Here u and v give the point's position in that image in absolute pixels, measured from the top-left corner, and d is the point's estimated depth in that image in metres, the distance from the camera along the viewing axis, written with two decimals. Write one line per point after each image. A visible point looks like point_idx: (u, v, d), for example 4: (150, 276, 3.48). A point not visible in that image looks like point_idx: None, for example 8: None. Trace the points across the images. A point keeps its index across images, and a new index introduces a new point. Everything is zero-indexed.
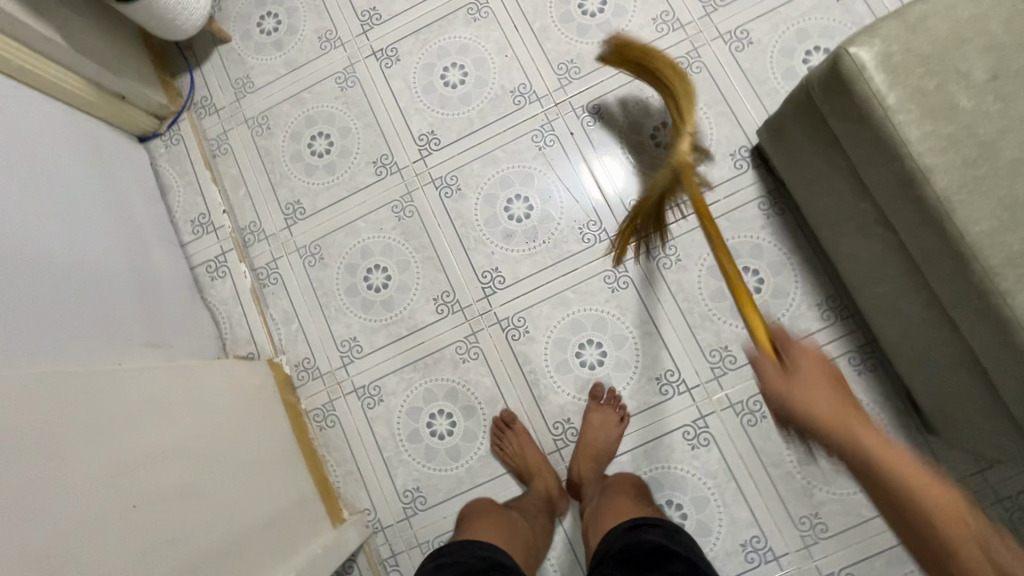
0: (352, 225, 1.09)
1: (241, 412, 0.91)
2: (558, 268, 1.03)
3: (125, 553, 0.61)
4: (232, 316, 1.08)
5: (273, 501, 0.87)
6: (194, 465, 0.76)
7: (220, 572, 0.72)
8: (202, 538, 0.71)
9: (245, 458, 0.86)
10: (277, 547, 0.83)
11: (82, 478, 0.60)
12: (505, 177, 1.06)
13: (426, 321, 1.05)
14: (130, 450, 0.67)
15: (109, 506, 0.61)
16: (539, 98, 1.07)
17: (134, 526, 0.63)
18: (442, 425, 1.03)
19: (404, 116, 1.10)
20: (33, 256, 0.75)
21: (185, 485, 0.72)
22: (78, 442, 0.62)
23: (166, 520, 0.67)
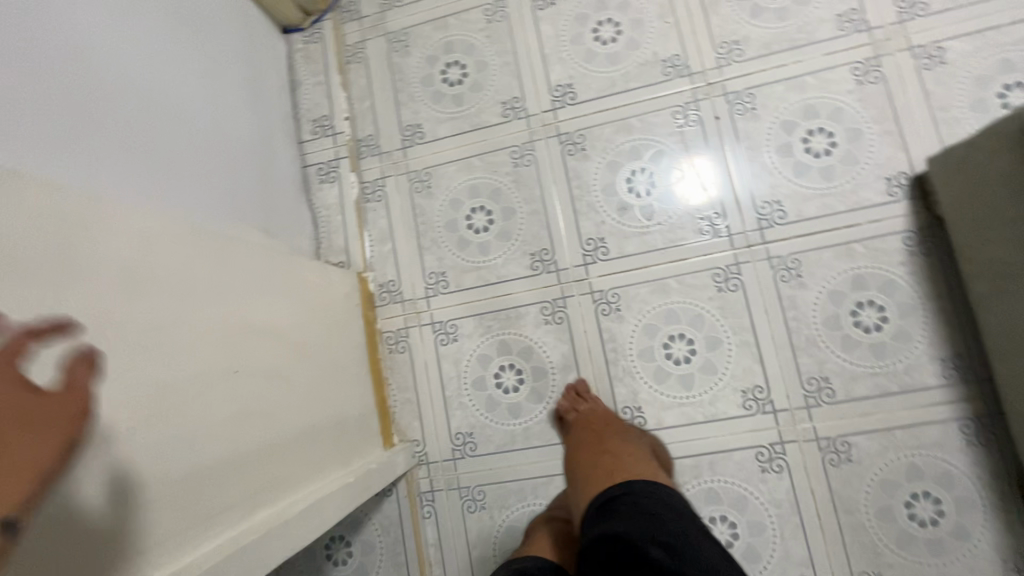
0: (467, 161, 1.07)
1: (330, 313, 0.92)
2: (667, 253, 0.98)
3: (223, 413, 0.63)
4: (332, 222, 1.09)
5: (342, 406, 0.89)
6: (287, 351, 0.77)
7: (294, 456, 0.74)
8: (283, 420, 0.74)
9: (326, 358, 0.88)
10: (338, 450, 0.85)
11: (200, 334, 0.62)
12: (635, 148, 1.01)
13: (518, 273, 1.03)
14: (240, 320, 0.69)
15: (217, 367, 0.63)
16: (691, 73, 1.01)
17: (233, 391, 0.65)
18: (509, 379, 1.01)
19: (545, 62, 1.06)
20: (180, 115, 0.77)
21: (277, 366, 0.74)
22: (202, 299, 0.64)
23: (259, 394, 0.70)
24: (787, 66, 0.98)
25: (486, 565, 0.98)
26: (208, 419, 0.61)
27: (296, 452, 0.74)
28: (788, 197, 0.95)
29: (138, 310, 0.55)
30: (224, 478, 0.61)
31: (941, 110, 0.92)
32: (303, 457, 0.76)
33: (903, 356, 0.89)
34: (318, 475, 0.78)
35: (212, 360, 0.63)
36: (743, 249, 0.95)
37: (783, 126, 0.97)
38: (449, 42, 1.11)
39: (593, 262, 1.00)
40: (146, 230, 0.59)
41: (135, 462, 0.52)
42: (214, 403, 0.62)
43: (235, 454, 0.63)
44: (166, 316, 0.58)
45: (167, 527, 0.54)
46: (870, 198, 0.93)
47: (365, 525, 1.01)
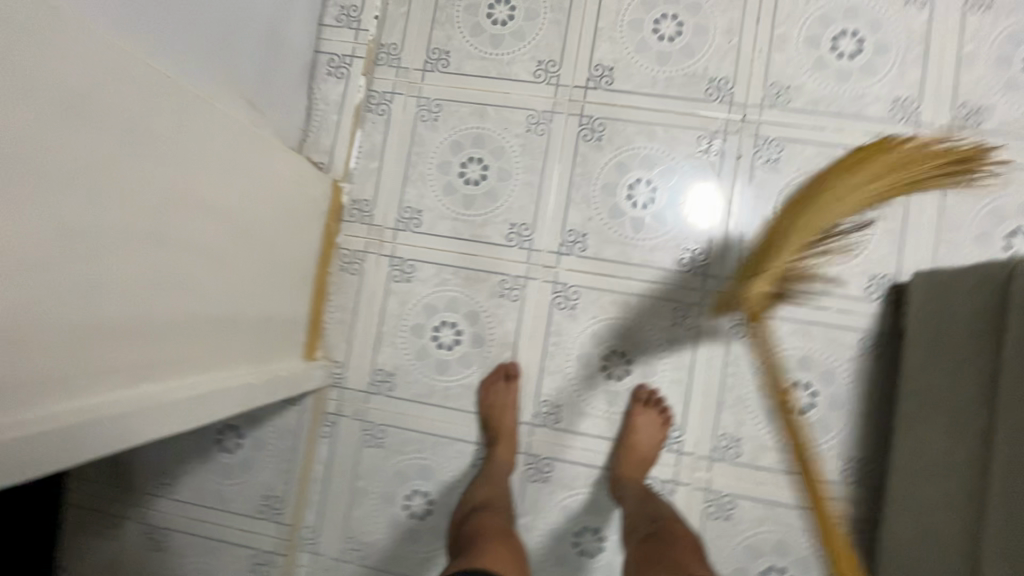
0: (482, 108, 1.02)
1: (289, 211, 0.88)
2: (640, 272, 0.97)
3: (137, 277, 0.60)
4: (325, 119, 1.03)
5: (270, 306, 0.87)
6: (229, 235, 0.74)
7: (200, 340, 0.71)
8: (201, 301, 0.71)
9: (268, 251, 0.84)
10: (252, 348, 0.83)
11: (137, 189, 0.58)
12: (648, 156, 0.98)
13: (491, 238, 1.00)
14: (188, 189, 0.65)
15: (144, 228, 0.59)
16: (732, 103, 0.97)
17: (154, 258, 0.62)
18: (446, 336, 1.00)
19: (595, 36, 1.00)
20: None
21: (212, 247, 0.71)
22: (151, 154, 0.59)
23: (182, 269, 0.66)
24: (826, 131, 0.95)
25: (365, 499, 1.00)
26: (110, 274, 0.56)
27: (199, 335, 0.71)
28: None
29: (68, 134, 0.50)
30: (109, 337, 0.58)
31: (949, 229, 0.91)
32: (206, 342, 0.72)
33: (814, 444, 0.91)
34: (215, 364, 0.75)
35: (136, 215, 0.58)
36: (711, 294, 0.95)
37: (797, 189, 0.94)
38: None
39: (567, 254, 0.98)
40: (115, 61, 0.53)
41: (14, 292, 0.47)
42: (123, 259, 0.58)
43: (129, 316, 0.60)
44: (101, 158, 0.53)
45: (28, 369, 0.50)
46: (847, 289, 0.92)
47: (262, 424, 1.01)
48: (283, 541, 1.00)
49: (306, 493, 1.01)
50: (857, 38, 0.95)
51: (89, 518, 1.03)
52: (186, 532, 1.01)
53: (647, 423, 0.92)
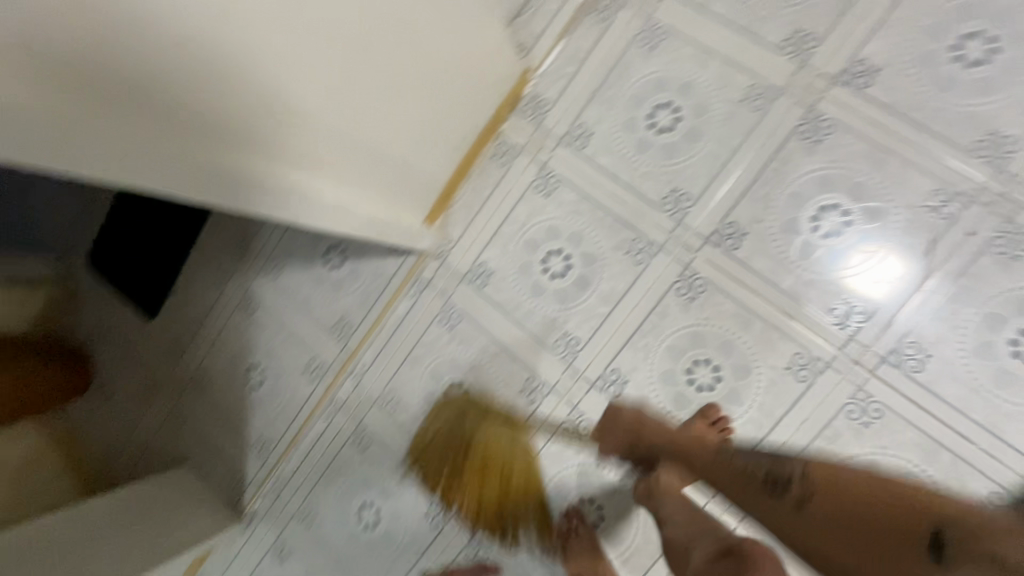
0: (707, 55, 0.91)
1: (472, 77, 0.87)
2: (780, 299, 0.86)
3: (317, 65, 0.62)
4: (546, 3, 0.98)
5: (416, 159, 0.88)
6: (407, 70, 0.74)
7: (346, 156, 0.74)
8: (361, 120, 0.73)
9: (435, 105, 0.84)
10: (384, 188, 0.86)
11: None
12: (861, 186, 0.84)
13: (646, 194, 0.94)
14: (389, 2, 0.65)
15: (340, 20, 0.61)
16: (1001, 168, 0.78)
17: (337, 55, 0.64)
18: (555, 265, 0.98)
19: (877, 26, 0.84)
20: None
21: (388, 72, 0.72)
22: None
23: (356, 79, 0.68)
24: None
25: (417, 366, 1.05)
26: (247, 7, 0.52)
27: (319, 125, 0.68)
28: (942, 360, 0.79)
29: None
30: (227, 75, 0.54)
31: None
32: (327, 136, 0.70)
33: None
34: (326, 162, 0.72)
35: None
36: (846, 359, 0.83)
37: (1022, 299, 0.77)
38: None
39: (714, 244, 0.89)
40: None
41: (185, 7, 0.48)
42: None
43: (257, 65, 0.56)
44: None
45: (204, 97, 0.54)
46: (1012, 434, 0.76)
47: (365, 258, 1.08)
48: (338, 362, 1.09)
49: (372, 335, 1.08)
50: None
51: (205, 263, 1.18)
52: (271, 313, 1.14)
53: (701, 443, 0.84)
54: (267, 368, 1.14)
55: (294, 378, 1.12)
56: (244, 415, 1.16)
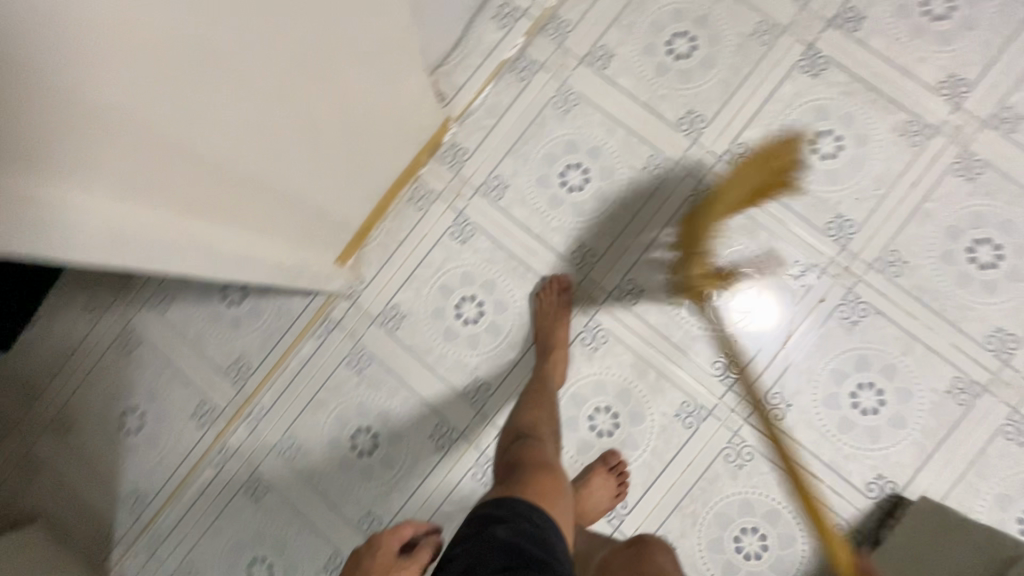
0: (613, 125, 1.00)
1: (393, 127, 0.87)
2: (671, 352, 0.95)
3: (243, 125, 0.59)
4: (468, 57, 1.02)
5: (331, 205, 0.86)
6: (333, 125, 0.73)
7: (260, 205, 0.71)
8: (280, 171, 0.70)
9: (357, 154, 0.83)
10: (297, 233, 0.83)
11: (287, 50, 0.57)
12: (738, 253, 0.95)
13: (556, 247, 0.99)
14: (325, 67, 0.64)
15: (273, 85, 0.58)
16: (845, 246, 0.93)
17: (265, 116, 0.61)
18: (468, 311, 1.00)
19: (753, 116, 0.97)
20: None
21: (314, 128, 0.70)
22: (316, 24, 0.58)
23: (281, 136, 0.66)
24: (916, 321, 0.91)
25: (322, 409, 1.02)
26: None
27: (223, 153, 0.59)
28: (799, 410, 0.92)
29: None
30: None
31: (981, 474, 0.87)
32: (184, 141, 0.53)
33: None
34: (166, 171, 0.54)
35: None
36: (725, 407, 0.93)
37: (858, 359, 0.91)
38: (705, 16, 0.99)
39: (616, 298, 0.96)
40: None
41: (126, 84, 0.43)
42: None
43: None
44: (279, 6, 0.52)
45: (124, 166, 0.49)
46: (850, 472, 0.90)
47: (268, 296, 1.03)
48: (233, 407, 1.02)
49: (274, 376, 1.02)
50: (998, 252, 0.90)
51: (77, 292, 1.05)
52: (156, 351, 1.04)
53: (600, 487, 0.88)
54: (147, 412, 1.03)
55: (179, 424, 1.03)
56: (115, 465, 1.04)
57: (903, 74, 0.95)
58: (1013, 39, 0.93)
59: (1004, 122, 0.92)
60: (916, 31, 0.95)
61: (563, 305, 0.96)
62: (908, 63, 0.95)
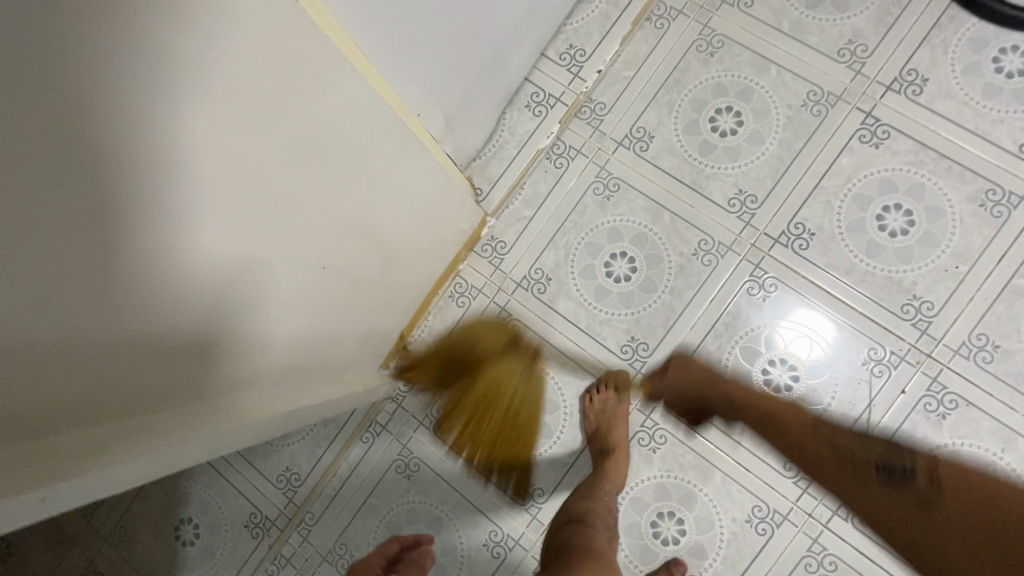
0: (659, 209, 0.95)
1: (434, 248, 0.87)
2: (736, 450, 0.89)
3: (283, 284, 0.61)
4: (503, 149, 0.99)
5: (374, 327, 0.87)
6: (374, 263, 0.74)
7: (307, 347, 0.73)
8: (324, 315, 0.72)
9: (399, 280, 0.84)
10: (342, 362, 0.84)
11: (321, 213, 0.59)
12: (803, 342, 0.89)
13: (605, 341, 0.95)
14: (361, 217, 0.66)
15: (310, 244, 0.61)
16: (925, 330, 0.86)
17: (305, 272, 0.63)
18: (517, 411, 0.97)
19: (810, 193, 0.91)
20: None
21: (355, 271, 0.71)
22: (349, 185, 0.60)
23: (322, 286, 0.67)
24: (1014, 412, 0.82)
25: (372, 517, 0.99)
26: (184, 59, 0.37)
27: (268, 311, 0.61)
28: (885, 514, 0.84)
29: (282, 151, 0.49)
30: (128, 133, 0.36)
31: None
32: (114, 291, 0.43)
33: None
34: (81, 334, 0.42)
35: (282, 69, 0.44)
36: (801, 512, 0.86)
37: (951, 457, 0.83)
38: (749, 88, 0.94)
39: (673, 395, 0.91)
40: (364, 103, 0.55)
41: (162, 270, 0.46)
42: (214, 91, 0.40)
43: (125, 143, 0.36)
44: (310, 180, 0.54)
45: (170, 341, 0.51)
46: None
47: None
48: (285, 516, 1.01)
49: (324, 483, 1.01)
50: None
51: None
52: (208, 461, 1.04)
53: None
54: (201, 524, 1.03)
55: (233, 534, 1.02)
56: None
57: (976, 138, 0.87)
58: None
59: None
60: (987, 91, 0.87)
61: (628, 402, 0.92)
62: (981, 126, 0.87)
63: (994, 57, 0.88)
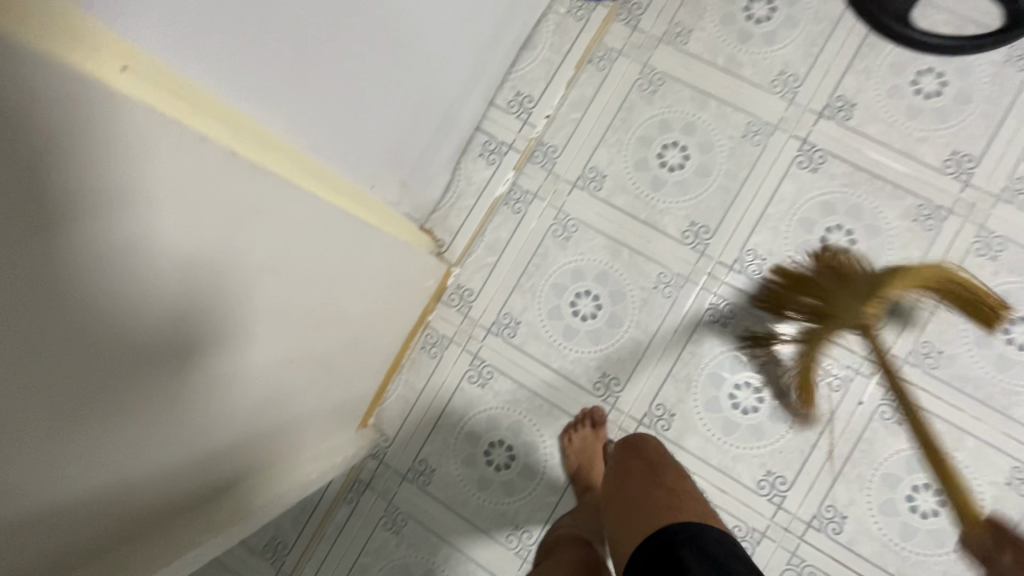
0: (618, 246, 0.98)
1: (395, 317, 0.88)
2: (713, 475, 0.92)
3: (239, 392, 0.59)
4: (460, 199, 1.00)
5: (340, 404, 0.86)
6: (332, 353, 0.74)
7: (255, 447, 0.69)
8: (279, 412, 0.70)
9: (361, 357, 0.84)
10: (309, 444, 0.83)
11: (278, 321, 0.58)
12: (766, 365, 0.93)
13: (578, 380, 0.97)
14: (319, 316, 0.66)
15: (267, 351, 0.59)
16: (875, 343, 0.90)
17: (261, 379, 0.61)
18: (499, 456, 0.98)
19: (758, 220, 0.95)
20: (405, 44, 0.68)
21: (314, 364, 0.71)
22: (305, 289, 0.60)
23: (278, 388, 0.66)
24: (963, 413, 0.88)
25: None
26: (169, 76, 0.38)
27: (220, 421, 0.58)
28: (856, 522, 0.88)
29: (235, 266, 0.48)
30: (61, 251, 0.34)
31: None
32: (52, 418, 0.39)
33: None
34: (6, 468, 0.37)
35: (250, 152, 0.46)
36: (779, 527, 0.90)
37: (910, 462, 0.88)
38: (692, 123, 0.98)
39: (648, 426, 0.94)
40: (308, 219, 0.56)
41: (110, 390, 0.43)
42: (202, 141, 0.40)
43: (119, 168, 0.34)
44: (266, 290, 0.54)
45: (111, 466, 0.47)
46: None
47: None
48: None
49: (311, 549, 1.00)
50: None
51: None
52: None
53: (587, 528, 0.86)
54: None
55: None
56: None
57: (904, 158, 0.93)
58: (1012, 107, 0.91)
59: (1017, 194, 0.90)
60: (910, 112, 0.93)
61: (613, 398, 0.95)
62: (907, 146, 0.93)
63: (913, 80, 0.94)
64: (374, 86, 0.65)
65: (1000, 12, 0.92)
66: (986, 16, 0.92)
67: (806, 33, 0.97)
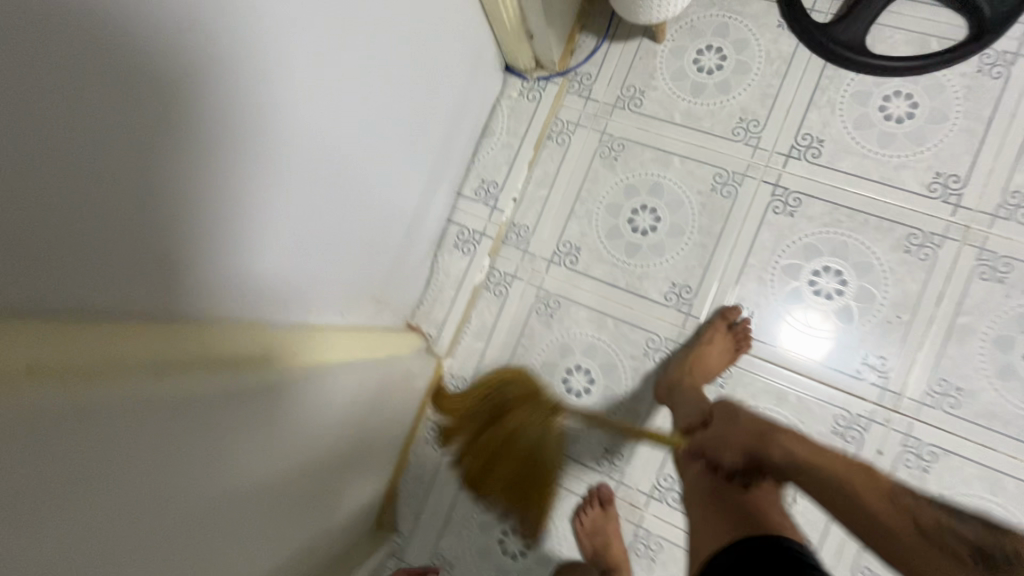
0: (601, 317, 0.98)
1: (387, 426, 0.91)
2: None
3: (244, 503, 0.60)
4: (441, 292, 1.03)
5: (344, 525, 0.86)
6: (330, 472, 0.77)
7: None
8: (280, 545, 0.70)
9: (357, 474, 0.86)
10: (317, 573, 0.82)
11: (270, 437, 0.62)
12: (772, 422, 0.89)
13: (581, 457, 0.96)
14: (307, 436, 0.69)
15: (264, 465, 0.62)
16: (885, 387, 0.86)
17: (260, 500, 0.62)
18: (514, 544, 0.97)
19: (740, 273, 0.93)
20: (362, 193, 0.74)
21: (310, 489, 0.73)
22: (286, 408, 0.64)
23: (275, 516, 0.67)
24: (997, 453, 0.81)
25: None
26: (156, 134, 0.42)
27: (229, 531, 0.58)
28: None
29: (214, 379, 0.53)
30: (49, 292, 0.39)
31: None
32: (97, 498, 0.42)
33: None
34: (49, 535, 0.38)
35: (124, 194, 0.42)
36: None
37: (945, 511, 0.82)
38: (657, 184, 0.97)
39: (658, 500, 0.92)
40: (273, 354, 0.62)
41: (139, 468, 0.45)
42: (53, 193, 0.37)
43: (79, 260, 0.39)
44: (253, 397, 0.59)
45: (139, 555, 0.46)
46: None
47: None
48: None
49: None
50: None
51: None
52: None
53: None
54: None
55: None
56: None
57: (884, 188, 0.89)
58: (993, 118, 0.86)
59: (1015, 209, 0.84)
60: (883, 140, 0.89)
61: (727, 348, 0.90)
62: (885, 176, 0.89)
63: (881, 106, 0.90)
64: (337, 235, 0.72)
65: (964, 22, 0.88)
66: (949, 28, 0.88)
67: (761, 76, 0.95)
